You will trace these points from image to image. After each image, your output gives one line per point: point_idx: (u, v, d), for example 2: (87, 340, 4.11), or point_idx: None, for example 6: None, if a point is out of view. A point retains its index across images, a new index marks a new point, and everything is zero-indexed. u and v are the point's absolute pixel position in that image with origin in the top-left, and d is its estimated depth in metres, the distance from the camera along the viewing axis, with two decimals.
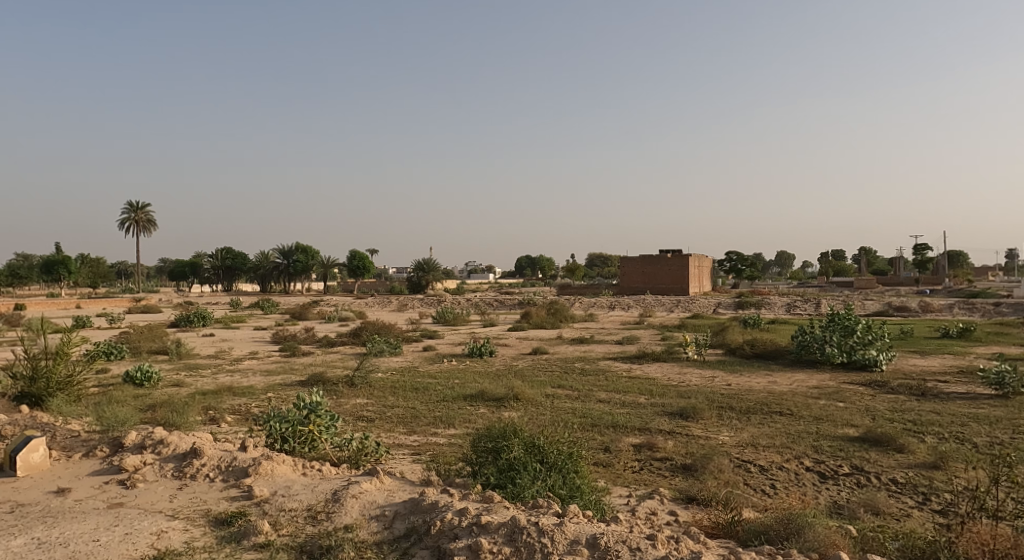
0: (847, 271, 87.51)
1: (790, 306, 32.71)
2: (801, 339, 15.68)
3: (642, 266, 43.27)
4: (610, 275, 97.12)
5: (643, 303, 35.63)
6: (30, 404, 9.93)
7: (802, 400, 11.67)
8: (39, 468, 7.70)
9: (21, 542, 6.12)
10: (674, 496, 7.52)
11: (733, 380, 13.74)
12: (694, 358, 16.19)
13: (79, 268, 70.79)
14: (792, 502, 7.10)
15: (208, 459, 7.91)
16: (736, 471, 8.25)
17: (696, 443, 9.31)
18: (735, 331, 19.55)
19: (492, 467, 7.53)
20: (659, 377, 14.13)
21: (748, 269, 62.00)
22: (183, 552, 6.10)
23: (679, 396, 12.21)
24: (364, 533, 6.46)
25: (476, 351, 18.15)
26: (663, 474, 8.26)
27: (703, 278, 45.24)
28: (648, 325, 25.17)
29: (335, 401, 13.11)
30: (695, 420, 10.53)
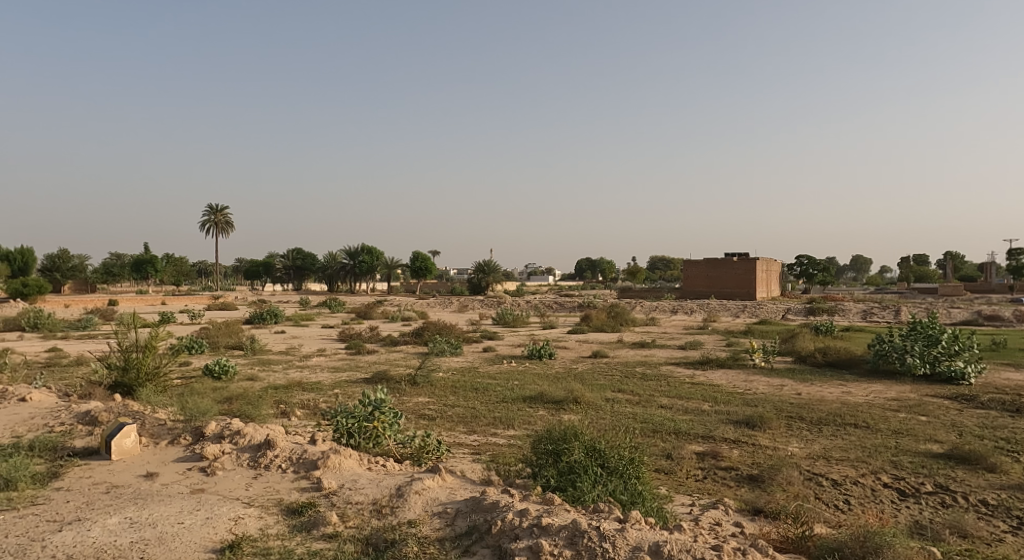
0: (931, 276, 83.62)
1: (866, 314, 31.63)
2: (879, 348, 15.19)
3: (707, 270, 42.68)
4: (673, 279, 96.22)
5: (709, 308, 35.02)
6: (123, 393, 10.57)
7: (879, 413, 11.33)
8: (131, 452, 8.17)
9: (115, 521, 6.50)
10: (740, 507, 7.43)
11: (804, 389, 13.45)
12: (762, 364, 15.88)
13: (164, 266, 74.61)
14: (870, 520, 6.96)
15: (281, 451, 8.26)
16: (807, 483, 8.10)
17: (763, 454, 9.17)
18: (806, 338, 19.03)
19: (552, 469, 7.62)
20: (725, 383, 13.95)
21: (821, 273, 60.40)
22: (259, 538, 6.40)
23: (746, 404, 12.03)
24: (428, 529, 6.63)
25: (536, 352, 18.29)
26: (728, 483, 8.18)
27: (772, 284, 44.22)
28: (713, 330, 24.78)
29: (399, 399, 13.45)
30: (762, 429, 10.36)
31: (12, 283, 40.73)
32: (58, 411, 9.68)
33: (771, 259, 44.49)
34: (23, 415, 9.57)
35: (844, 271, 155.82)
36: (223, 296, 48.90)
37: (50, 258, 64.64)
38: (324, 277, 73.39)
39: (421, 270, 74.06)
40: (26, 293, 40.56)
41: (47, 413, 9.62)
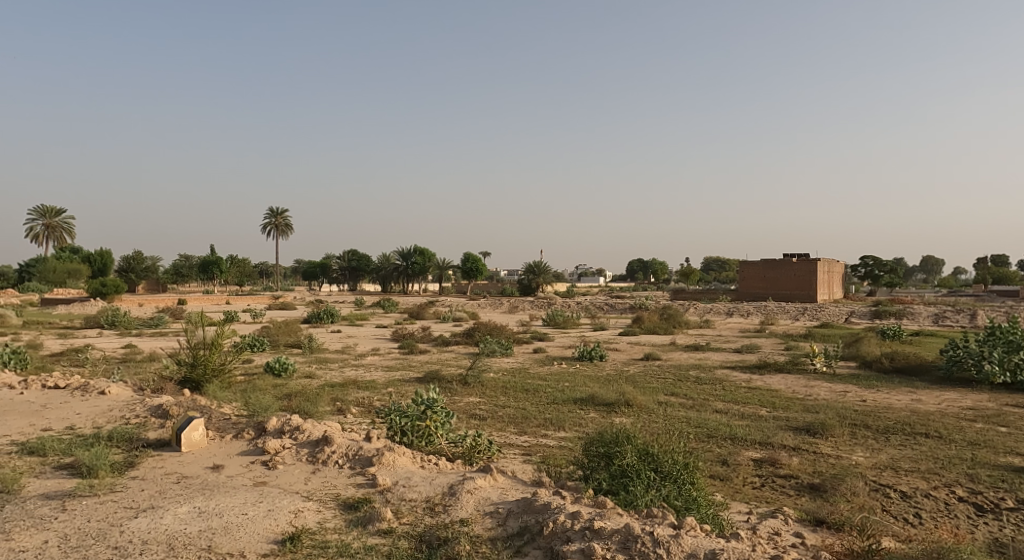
0: (1009, 278, 80.06)
1: (937, 318, 30.54)
2: (953, 355, 14.69)
3: (764, 272, 41.89)
4: (729, 280, 94.75)
5: (766, 310, 34.35)
6: (191, 388, 11.05)
7: (953, 423, 10.98)
8: (199, 445, 8.53)
9: (185, 509, 6.82)
10: (801, 517, 7.31)
11: (868, 396, 13.11)
12: (823, 370, 15.53)
13: (228, 267, 77.10)
14: (945, 536, 6.79)
15: (338, 447, 8.52)
16: (873, 495, 7.93)
17: (825, 462, 9.01)
18: (872, 342, 18.50)
19: (604, 472, 7.67)
20: (783, 389, 13.71)
21: (888, 275, 58.57)
22: (317, 531, 6.62)
23: (806, 411, 11.82)
24: (480, 528, 6.75)
25: (587, 354, 18.29)
26: (788, 492, 8.06)
27: (834, 285, 43.09)
28: (770, 333, 24.33)
29: (450, 398, 13.65)
30: (824, 436, 10.19)
31: (92, 283, 42.78)
32: (133, 403, 10.18)
33: (833, 260, 43.35)
34: (102, 407, 10.10)
35: (915, 271, 150.52)
36: (281, 296, 49.81)
37: (126, 258, 67.69)
38: (378, 278, 74.65)
39: (473, 271, 74.64)
40: (105, 293, 42.48)
41: (124, 406, 10.13)
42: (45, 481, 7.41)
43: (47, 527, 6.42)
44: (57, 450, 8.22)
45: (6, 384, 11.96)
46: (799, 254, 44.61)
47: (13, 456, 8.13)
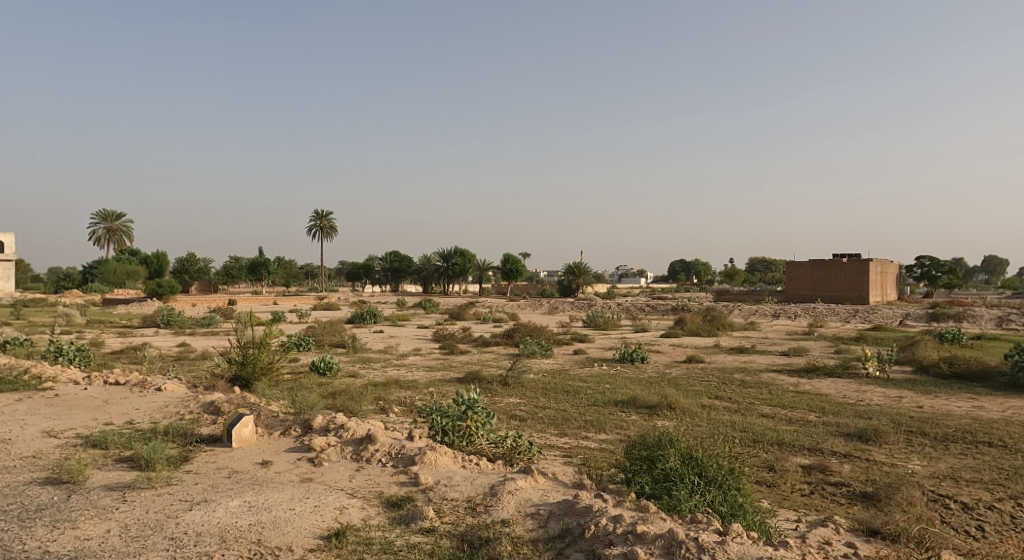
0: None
1: (1000, 321, 29.45)
2: (1018, 361, 14.13)
3: (812, 273, 41.11)
4: (776, 280, 93.20)
5: (814, 312, 33.65)
6: (241, 386, 11.33)
7: (1017, 432, 10.60)
8: (249, 441, 8.74)
9: (236, 504, 6.99)
10: (853, 526, 7.15)
11: (923, 402, 12.74)
12: (876, 374, 15.13)
13: (275, 269, 78.81)
14: (1010, 551, 6.57)
15: (381, 445, 8.64)
16: (931, 505, 7.71)
17: (879, 470, 8.80)
18: (929, 346, 17.96)
19: (647, 476, 7.64)
20: (833, 393, 13.41)
21: (946, 276, 56.79)
22: (361, 528, 6.72)
23: (858, 416, 11.55)
24: (521, 529, 6.77)
25: (628, 356, 18.18)
26: (839, 500, 7.90)
27: (887, 287, 41.96)
28: (820, 335, 23.80)
29: (490, 399, 13.70)
30: (877, 443, 9.95)
31: (149, 284, 44.24)
32: (187, 400, 10.49)
33: (887, 261, 42.21)
34: (159, 403, 10.42)
35: (971, 273, 145.71)
36: (328, 295, 53.06)
37: (180, 261, 69.76)
38: (419, 279, 75.37)
39: (513, 273, 74.75)
40: (161, 295, 43.82)
41: (179, 402, 10.44)
42: (107, 473, 7.69)
43: (109, 516, 6.65)
44: (117, 444, 8.51)
45: (70, 379, 12.45)
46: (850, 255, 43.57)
47: (77, 449, 8.45)
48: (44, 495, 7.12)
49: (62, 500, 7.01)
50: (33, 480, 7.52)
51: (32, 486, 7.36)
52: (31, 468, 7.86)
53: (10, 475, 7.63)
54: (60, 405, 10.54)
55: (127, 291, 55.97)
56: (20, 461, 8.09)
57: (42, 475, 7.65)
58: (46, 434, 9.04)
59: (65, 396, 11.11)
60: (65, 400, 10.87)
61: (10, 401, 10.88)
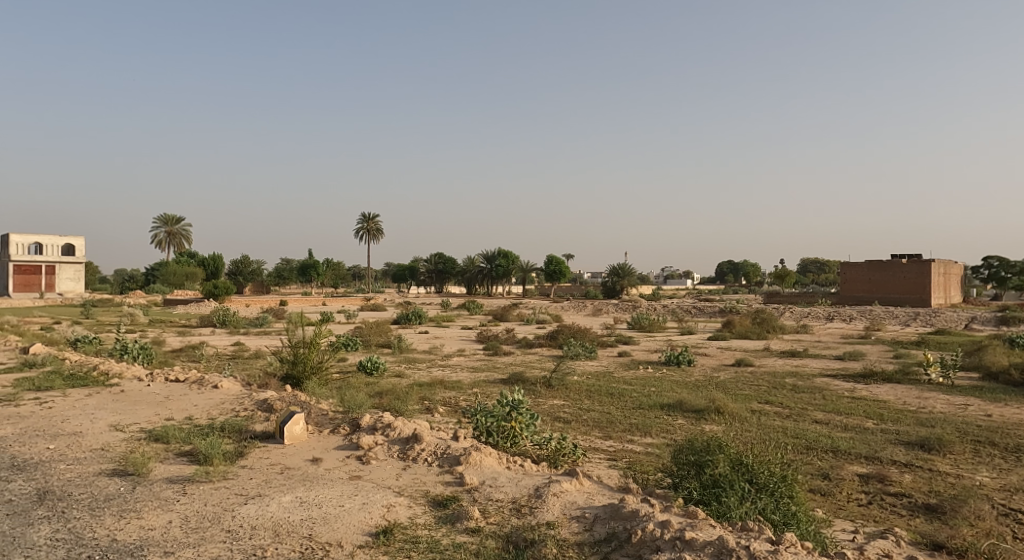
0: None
1: None
2: None
3: (869, 274, 40.07)
4: (830, 282, 91.05)
5: (871, 315, 32.71)
6: (292, 384, 11.56)
7: None
8: (300, 438, 8.88)
9: (288, 499, 7.11)
10: (914, 539, 6.90)
11: (989, 410, 12.24)
12: (938, 381, 14.60)
13: (324, 270, 80.38)
14: None
15: (427, 445, 8.68)
16: (999, 520, 7.39)
17: (942, 481, 8.49)
18: (996, 352, 17.24)
19: (695, 481, 7.51)
20: (891, 400, 12.99)
21: (1014, 277, 54.57)
22: (408, 526, 6.75)
23: (919, 424, 11.17)
24: (567, 532, 6.72)
25: (674, 359, 17.94)
26: (898, 511, 7.64)
27: (950, 288, 40.54)
28: (877, 339, 23.09)
29: (534, 400, 13.69)
30: (941, 453, 9.60)
31: (206, 284, 45.65)
32: (242, 397, 10.73)
33: (951, 262, 40.78)
34: (215, 399, 10.69)
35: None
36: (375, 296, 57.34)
37: (234, 262, 71.73)
38: (464, 280, 75.86)
39: (556, 274, 74.53)
40: (217, 295, 45.15)
41: (234, 399, 10.68)
42: (168, 466, 7.90)
43: (170, 508, 6.83)
44: (178, 438, 8.74)
45: (135, 376, 12.88)
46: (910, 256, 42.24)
47: (141, 442, 8.71)
48: (111, 486, 7.35)
49: (128, 491, 7.22)
50: (100, 471, 7.77)
51: (99, 477, 7.61)
52: (98, 460, 8.13)
53: (79, 466, 7.90)
54: (125, 400, 10.91)
55: (186, 292, 57.81)
56: (88, 453, 8.37)
57: (109, 467, 7.91)
58: (112, 428, 9.35)
59: (130, 392, 11.49)
60: (129, 395, 11.24)
61: (78, 395, 11.30)
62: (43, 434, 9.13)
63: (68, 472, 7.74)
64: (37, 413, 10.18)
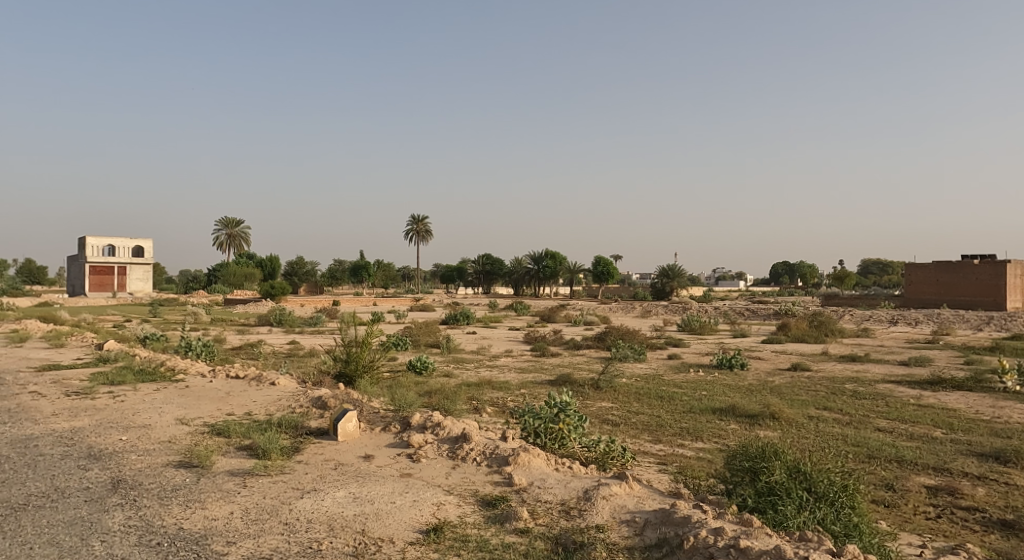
0: None
1: None
2: None
3: (937, 275, 38.70)
4: (892, 284, 88.27)
5: (937, 319, 31.47)
6: (345, 382, 11.70)
7: None
8: (353, 435, 8.96)
9: (342, 494, 7.16)
10: (987, 556, 6.58)
11: None
12: (1013, 390, 13.90)
13: (374, 271, 81.69)
14: None
15: (476, 444, 8.65)
16: None
17: (1018, 496, 8.06)
18: None
19: (750, 488, 7.30)
20: (962, 409, 12.43)
21: None
22: (457, 524, 6.72)
23: (991, 435, 10.66)
24: (617, 536, 6.60)
25: (726, 362, 17.57)
26: (969, 526, 7.30)
27: None
28: (944, 345, 22.17)
29: (582, 402, 13.57)
30: (1016, 466, 9.13)
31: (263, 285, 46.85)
32: (298, 394, 10.89)
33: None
34: (273, 396, 10.88)
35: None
36: (424, 296, 59.78)
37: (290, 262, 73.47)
38: (511, 281, 76.04)
39: (604, 275, 73.90)
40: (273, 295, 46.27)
41: (290, 396, 10.86)
42: (229, 459, 8.06)
43: (231, 500, 6.95)
44: (238, 433, 8.92)
45: (198, 372, 13.25)
46: (981, 258, 40.51)
47: (204, 436, 8.92)
48: (178, 477, 7.53)
49: (193, 482, 7.39)
50: (168, 463, 7.98)
51: (167, 468, 7.81)
52: (166, 451, 8.35)
53: (148, 458, 8.12)
54: (189, 395, 11.21)
55: (245, 292, 59.41)
56: (156, 445, 8.61)
57: (176, 458, 8.11)
58: (179, 421, 9.60)
59: (194, 387, 11.82)
60: (194, 391, 11.54)
61: (146, 390, 11.66)
62: (115, 426, 9.43)
63: (138, 462, 7.96)
64: (109, 406, 10.53)
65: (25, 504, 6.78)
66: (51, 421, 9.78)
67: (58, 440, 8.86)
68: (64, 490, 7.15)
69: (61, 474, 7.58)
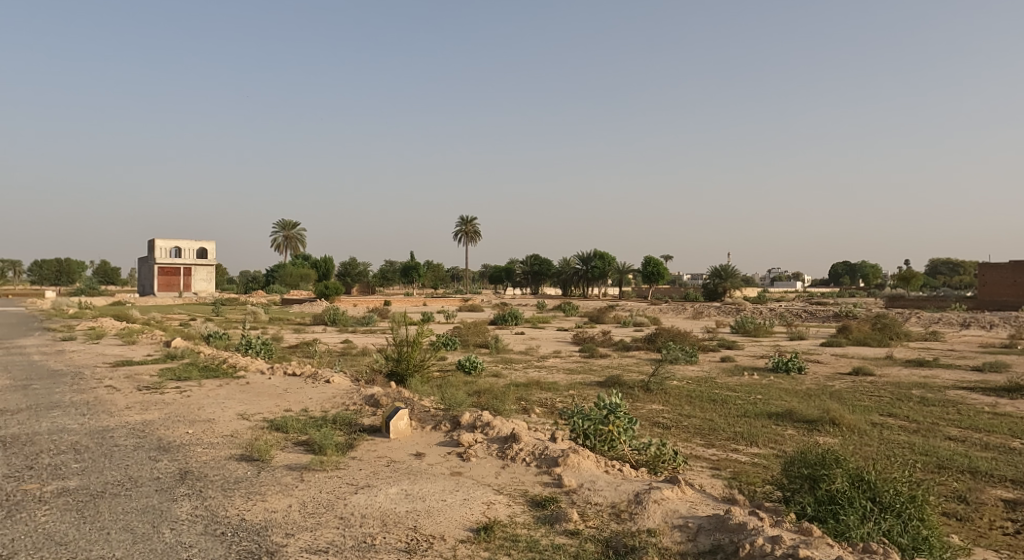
0: None
1: None
2: None
3: (1013, 275, 37.14)
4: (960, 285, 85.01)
5: (1012, 323, 30.02)
6: (397, 381, 11.73)
7: None
8: (405, 433, 8.95)
9: (394, 491, 7.13)
10: None
11: None
12: None
13: (424, 272, 82.41)
14: None
15: (526, 445, 8.53)
16: None
17: None
18: None
19: (809, 496, 6.99)
20: None
21: None
22: (507, 524, 6.62)
23: None
24: (669, 541, 6.39)
25: (783, 365, 17.06)
26: None
27: None
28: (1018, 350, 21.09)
29: (632, 404, 13.32)
30: None
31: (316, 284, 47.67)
32: (351, 392, 10.97)
33: None
34: (328, 393, 10.97)
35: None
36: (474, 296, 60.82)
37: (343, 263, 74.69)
38: (559, 282, 75.76)
39: (653, 275, 72.90)
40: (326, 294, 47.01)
41: (345, 393, 10.93)
42: (288, 454, 8.13)
43: (290, 493, 6.99)
44: (296, 428, 9.00)
45: (258, 369, 13.49)
46: None
47: (264, 430, 9.03)
48: (240, 470, 7.63)
49: (255, 475, 7.47)
50: (231, 456, 8.09)
51: (230, 461, 7.92)
52: (229, 445, 8.48)
53: (211, 451, 8.25)
54: (250, 391, 11.41)
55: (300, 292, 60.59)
56: (219, 438, 8.75)
57: (238, 452, 8.23)
58: (240, 416, 9.76)
59: (254, 383, 12.02)
60: (254, 387, 11.73)
61: (210, 385, 11.92)
62: (182, 419, 9.64)
63: (204, 454, 8.10)
64: (176, 400, 10.78)
65: (101, 492, 6.95)
66: (124, 413, 10.05)
67: (131, 432, 9.09)
68: (137, 479, 7.31)
69: (134, 464, 7.76)
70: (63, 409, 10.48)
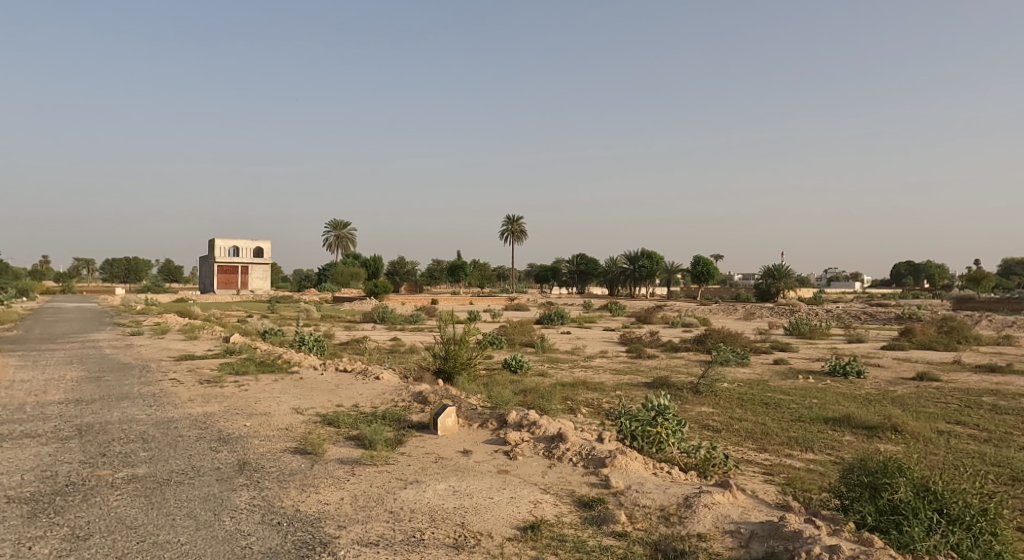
0: None
1: None
2: None
3: None
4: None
5: None
6: (444, 378, 11.68)
7: None
8: (452, 430, 8.87)
9: (441, 487, 7.03)
10: None
11: None
12: None
13: (472, 271, 82.67)
14: None
15: (572, 445, 8.35)
16: None
17: None
18: None
19: (869, 505, 6.63)
20: None
21: None
22: (554, 524, 6.45)
23: None
24: (720, 546, 6.14)
25: (840, 369, 16.46)
26: None
27: None
28: None
29: (681, 406, 13.00)
30: None
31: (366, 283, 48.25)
32: (400, 388, 10.95)
33: None
34: (377, 389, 10.98)
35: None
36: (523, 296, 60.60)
37: (392, 262, 75.47)
38: (606, 282, 75.15)
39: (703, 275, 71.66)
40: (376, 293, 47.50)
41: (394, 390, 10.92)
42: (340, 448, 8.12)
43: (342, 486, 6.96)
44: (347, 423, 9.01)
45: (310, 364, 13.61)
46: None
47: (316, 425, 9.06)
48: (295, 462, 7.65)
49: (308, 468, 7.47)
50: (285, 448, 8.13)
51: (285, 453, 7.95)
52: (284, 438, 8.52)
53: (267, 443, 8.30)
54: (303, 386, 11.50)
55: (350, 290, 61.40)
56: (275, 431, 8.81)
57: (292, 445, 8.26)
58: (294, 410, 9.82)
59: (307, 379, 12.12)
60: (306, 382, 11.82)
61: (267, 380, 12.06)
62: (240, 412, 9.75)
63: (261, 446, 8.15)
64: (233, 394, 10.93)
65: (166, 479, 7.03)
66: (185, 405, 10.23)
67: (193, 423, 9.22)
68: (199, 468, 7.39)
69: (195, 454, 7.85)
70: (129, 399, 10.73)
